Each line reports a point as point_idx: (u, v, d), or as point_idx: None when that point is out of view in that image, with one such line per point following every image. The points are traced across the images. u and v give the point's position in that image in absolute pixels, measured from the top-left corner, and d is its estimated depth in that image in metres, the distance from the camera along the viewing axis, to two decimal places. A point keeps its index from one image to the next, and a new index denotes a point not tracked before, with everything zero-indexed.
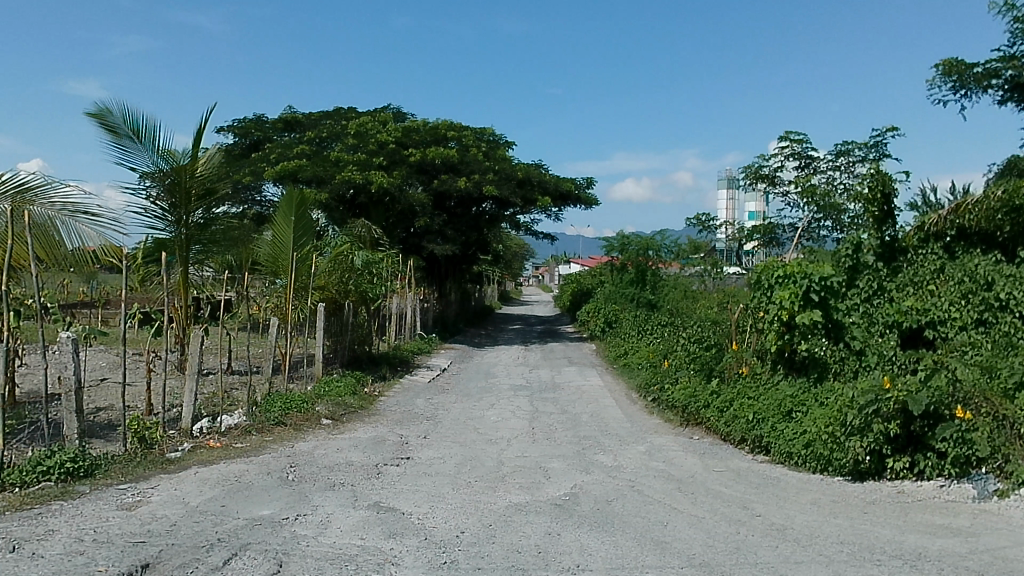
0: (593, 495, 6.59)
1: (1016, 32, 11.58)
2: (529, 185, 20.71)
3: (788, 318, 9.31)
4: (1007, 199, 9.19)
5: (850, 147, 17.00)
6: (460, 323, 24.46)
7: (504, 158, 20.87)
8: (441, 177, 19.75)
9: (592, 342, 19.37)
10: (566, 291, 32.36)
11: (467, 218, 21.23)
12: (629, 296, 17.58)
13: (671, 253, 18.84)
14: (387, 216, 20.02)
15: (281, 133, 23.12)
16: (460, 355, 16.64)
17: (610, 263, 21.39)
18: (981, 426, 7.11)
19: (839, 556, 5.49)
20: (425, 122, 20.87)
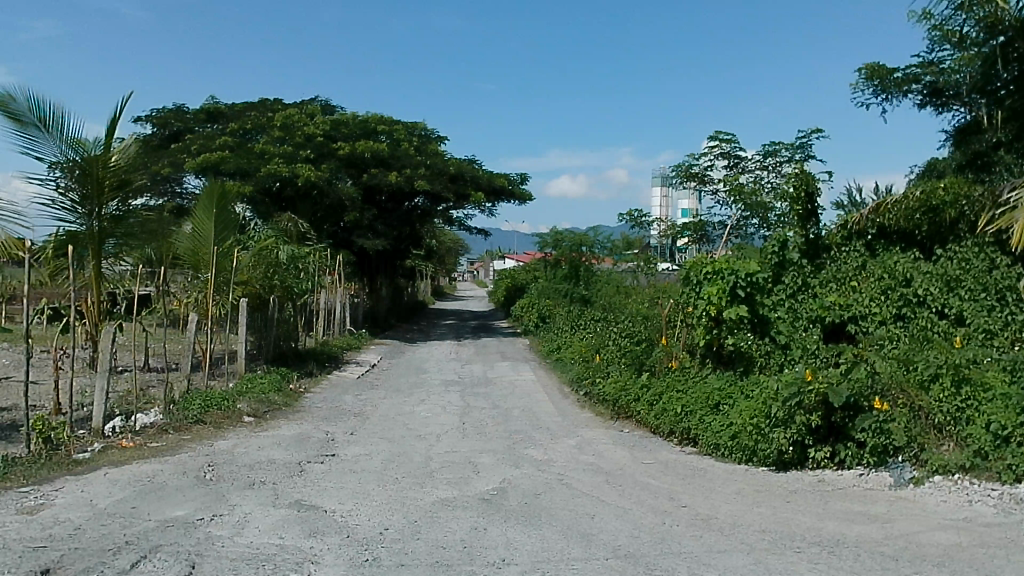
0: (521, 489, 6.63)
1: (934, 39, 11.96)
2: (461, 180, 20.78)
3: (716, 313, 9.49)
4: (924, 200, 9.89)
5: (777, 147, 17.40)
6: (392, 319, 24.35)
7: (436, 153, 20.80)
8: (371, 171, 19.55)
9: (527, 336, 19.49)
10: (502, 288, 32.52)
11: (398, 213, 21.23)
12: (562, 292, 17.87)
13: (604, 248, 19.07)
14: (316, 210, 19.63)
15: (203, 124, 22.53)
16: (393, 351, 16.52)
17: (543, 259, 21.61)
18: (897, 416, 7.39)
19: (760, 544, 5.65)
20: (356, 116, 20.57)
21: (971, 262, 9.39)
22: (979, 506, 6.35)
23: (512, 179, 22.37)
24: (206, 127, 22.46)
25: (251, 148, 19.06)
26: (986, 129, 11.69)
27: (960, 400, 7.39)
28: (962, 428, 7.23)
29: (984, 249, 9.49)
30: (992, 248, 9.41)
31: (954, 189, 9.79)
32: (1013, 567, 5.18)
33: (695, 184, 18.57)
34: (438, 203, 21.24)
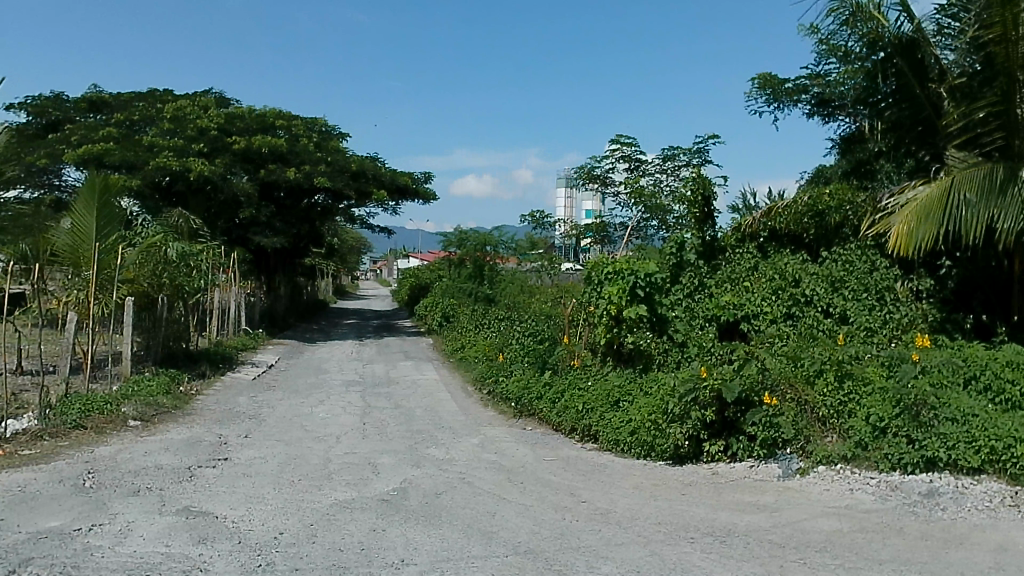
0: (422, 489, 6.60)
1: (821, 52, 12.54)
2: (363, 178, 20.55)
3: (616, 312, 9.70)
4: (812, 204, 10.51)
5: (676, 151, 17.94)
6: (291, 318, 23.79)
7: (336, 150, 20.46)
8: (268, 167, 19.02)
9: (430, 336, 19.43)
10: (406, 287, 32.28)
11: (297, 210, 20.75)
12: (466, 291, 18.13)
13: (508, 248, 19.48)
14: (209, 206, 19.13)
15: (85, 114, 21.38)
16: (291, 351, 16.13)
17: (447, 258, 21.68)
18: (785, 410, 7.75)
19: (657, 536, 5.83)
20: (253, 110, 19.96)
21: (854, 263, 10.01)
22: (859, 493, 6.73)
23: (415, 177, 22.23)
24: (89, 117, 21.32)
25: (140, 141, 18.23)
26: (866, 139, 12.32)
27: (843, 394, 7.80)
28: (845, 420, 7.62)
29: (866, 251, 10.08)
30: (873, 249, 10.01)
31: (839, 194, 10.42)
32: (888, 550, 5.52)
33: (597, 185, 18.95)
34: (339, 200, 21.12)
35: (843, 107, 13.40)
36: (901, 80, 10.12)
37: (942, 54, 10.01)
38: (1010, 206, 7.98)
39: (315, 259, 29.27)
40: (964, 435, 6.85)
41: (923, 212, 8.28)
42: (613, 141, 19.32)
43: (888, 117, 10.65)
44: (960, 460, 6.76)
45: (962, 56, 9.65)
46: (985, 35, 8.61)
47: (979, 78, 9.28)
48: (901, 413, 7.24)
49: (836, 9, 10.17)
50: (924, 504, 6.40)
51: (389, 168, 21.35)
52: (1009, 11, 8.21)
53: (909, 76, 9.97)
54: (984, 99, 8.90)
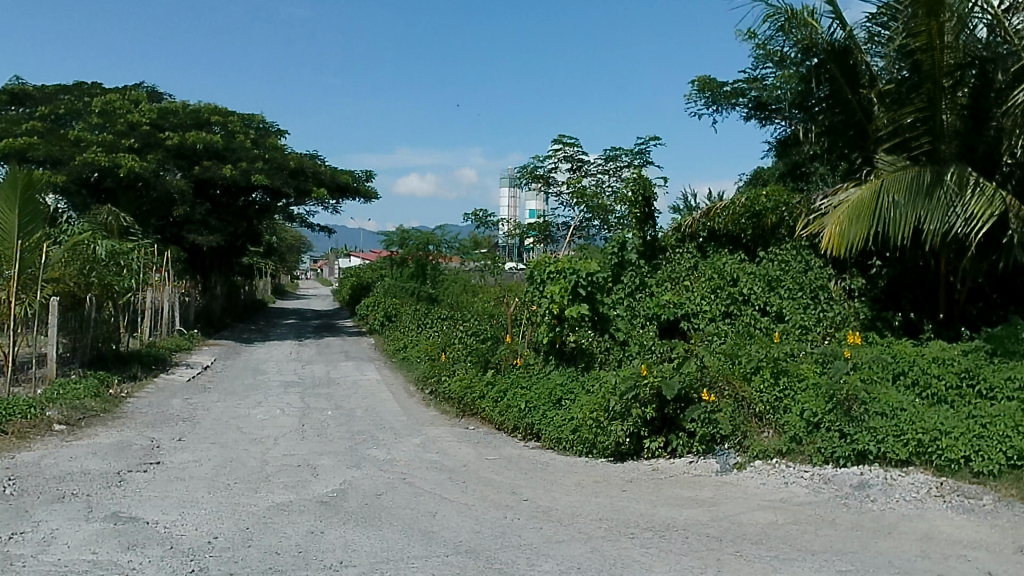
0: (362, 491, 6.54)
1: (757, 56, 12.81)
2: (302, 176, 20.30)
3: (558, 311, 9.73)
4: (749, 206, 10.73)
5: (617, 152, 18.16)
6: (228, 319, 23.27)
7: (274, 147, 20.15)
8: (203, 163, 18.58)
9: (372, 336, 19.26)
10: (347, 286, 31.91)
11: (233, 208, 20.30)
12: (408, 291, 18.08)
13: (451, 248, 19.51)
14: (141, 203, 18.50)
15: (7, 107, 20.57)
16: (227, 352, 15.83)
17: (389, 257, 21.49)
18: (723, 407, 7.92)
19: (597, 532, 5.89)
20: (187, 105, 19.45)
21: (790, 262, 10.31)
22: (793, 487, 6.92)
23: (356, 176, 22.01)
24: (11, 110, 20.51)
25: (69, 136, 17.63)
26: (800, 142, 12.57)
27: (778, 390, 8.01)
28: (780, 415, 7.81)
29: (801, 251, 10.42)
30: (807, 250, 10.36)
31: (774, 197, 10.72)
32: (820, 541, 5.69)
33: (540, 185, 19.07)
34: (278, 199, 20.78)
35: (779, 110, 13.69)
36: (834, 85, 10.45)
37: (873, 61, 10.34)
38: (935, 209, 8.33)
39: (253, 258, 28.65)
40: (893, 430, 7.15)
41: (854, 213, 8.52)
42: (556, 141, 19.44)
43: (822, 120, 10.95)
44: (890, 453, 7.03)
45: (891, 64, 10.00)
46: (911, 43, 8.92)
47: (906, 85, 9.51)
48: (834, 408, 7.48)
49: (772, 15, 10.46)
50: (855, 495, 6.61)
51: (329, 167, 21.16)
52: (935, 22, 8.58)
53: (841, 81, 10.33)
54: (911, 105, 9.24)
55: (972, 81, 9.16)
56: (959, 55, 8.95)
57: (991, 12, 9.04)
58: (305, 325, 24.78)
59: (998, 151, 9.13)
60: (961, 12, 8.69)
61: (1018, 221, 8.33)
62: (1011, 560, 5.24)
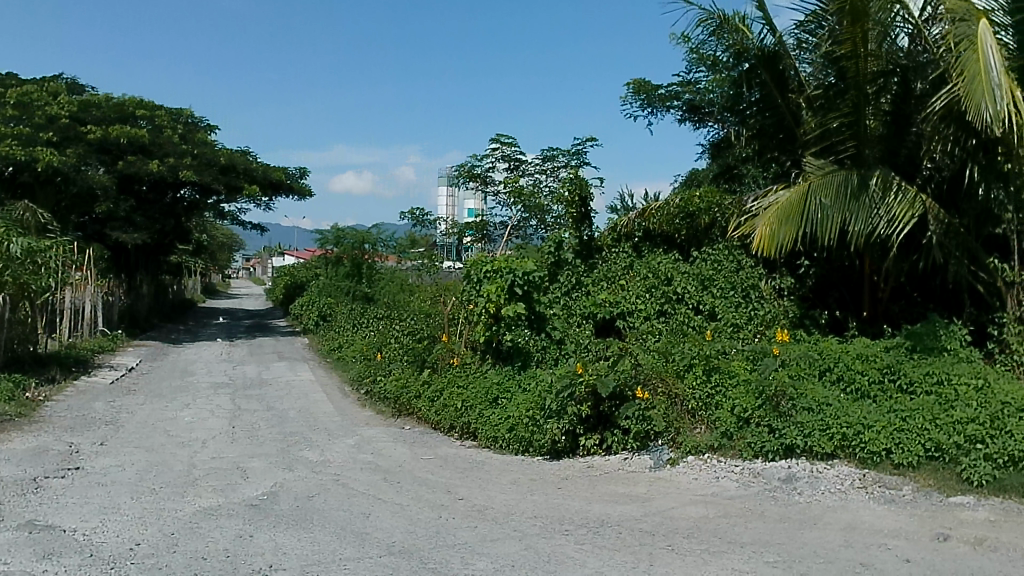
0: (294, 493, 6.45)
1: (691, 61, 13.10)
2: (233, 172, 19.89)
3: (495, 310, 9.77)
4: (683, 206, 10.99)
5: (554, 152, 18.32)
6: (154, 319, 22.54)
7: (203, 142, 19.66)
8: (128, 158, 17.98)
9: (306, 335, 18.94)
10: (280, 285, 31.32)
11: (159, 205, 19.81)
12: (343, 289, 17.87)
13: (387, 247, 19.41)
14: (59, 199, 17.83)
15: None
16: (152, 353, 15.34)
17: (323, 256, 21.25)
18: (657, 403, 8.05)
19: (532, 530, 5.94)
20: (110, 98, 18.80)
21: (722, 262, 10.52)
22: (724, 481, 7.10)
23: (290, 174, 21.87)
24: None
25: None
26: (732, 145, 12.85)
27: (710, 386, 8.17)
28: (712, 412, 7.98)
29: (732, 251, 10.62)
30: (738, 249, 10.58)
31: (708, 198, 10.94)
32: (749, 533, 5.85)
33: (477, 184, 19.09)
34: (207, 195, 20.20)
35: (711, 114, 13.99)
36: (764, 90, 10.65)
37: (801, 67, 10.72)
38: (860, 211, 8.65)
39: (182, 256, 27.85)
40: (819, 424, 7.36)
41: (783, 215, 8.77)
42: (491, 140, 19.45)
43: (751, 124, 11.05)
44: (816, 446, 7.25)
45: (818, 70, 10.32)
46: (836, 50, 9.34)
47: (832, 90, 9.79)
48: (763, 404, 7.68)
49: (705, 20, 10.75)
50: (783, 488, 6.82)
51: (262, 164, 20.82)
52: (860, 28, 9.00)
53: (771, 86, 10.53)
54: (837, 110, 9.59)
55: (894, 88, 9.44)
56: (882, 62, 9.31)
57: (912, 21, 9.41)
58: (237, 324, 24.19)
59: (919, 154, 9.40)
60: (884, 22, 9.06)
61: (937, 223, 8.70)
62: (928, 547, 5.48)
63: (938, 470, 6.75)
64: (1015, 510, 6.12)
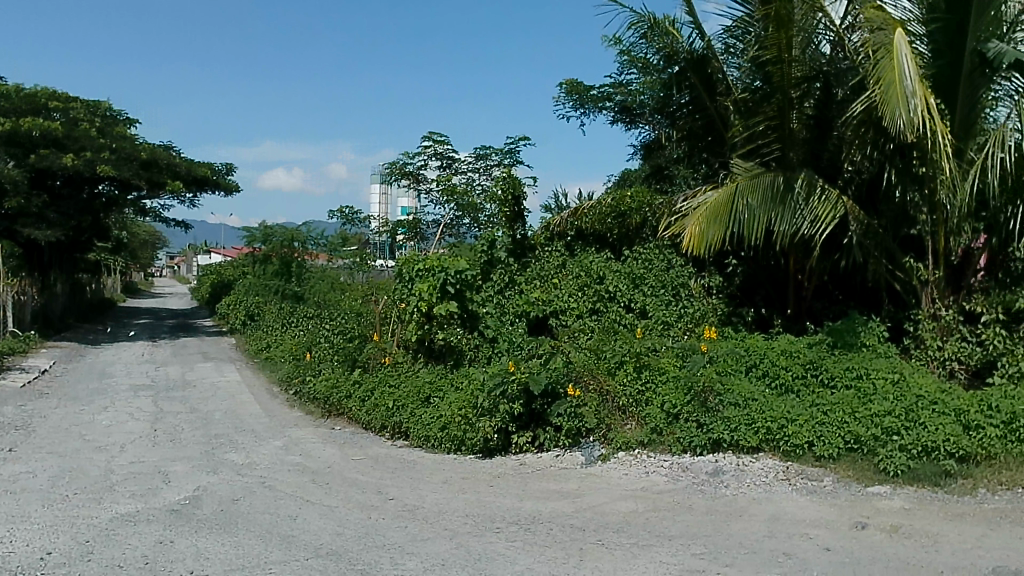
0: (218, 496, 6.31)
1: (621, 62, 13.33)
2: (155, 167, 19.28)
3: (427, 309, 9.80)
4: (614, 206, 11.14)
5: (487, 150, 18.38)
6: (71, 319, 21.70)
7: (123, 136, 19.00)
8: (41, 152, 17.24)
9: (233, 335, 18.50)
10: (206, 284, 30.49)
11: (76, 201, 19.06)
12: (272, 288, 17.52)
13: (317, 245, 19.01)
14: None
15: None
16: (68, 355, 14.75)
17: (252, 254, 20.84)
18: (588, 400, 8.14)
19: (463, 528, 5.95)
20: (21, 90, 18.00)
21: (653, 261, 10.68)
22: (654, 476, 7.25)
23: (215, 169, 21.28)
24: None
25: None
26: (662, 146, 13.11)
27: (641, 383, 8.33)
28: (642, 408, 8.13)
29: (663, 250, 10.80)
30: (669, 249, 10.78)
31: (639, 198, 11.11)
32: (677, 526, 5.99)
33: (410, 182, 19.04)
34: (127, 190, 19.47)
35: (642, 115, 14.19)
36: (693, 92, 10.99)
37: (729, 71, 10.82)
38: (785, 211, 8.93)
39: (101, 254, 26.87)
40: (745, 418, 7.54)
41: (711, 214, 8.96)
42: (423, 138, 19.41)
43: (681, 125, 11.45)
44: (742, 440, 7.45)
45: (744, 74, 10.47)
46: (762, 55, 9.57)
47: (759, 93, 10.07)
48: (691, 399, 7.87)
49: (636, 23, 10.91)
50: (710, 482, 7.00)
51: (186, 159, 20.26)
52: (784, 35, 9.24)
53: (700, 89, 10.87)
54: (763, 114, 9.88)
55: (816, 93, 9.81)
56: (805, 67, 9.61)
57: (833, 29, 9.76)
58: (160, 324, 23.46)
59: (839, 157, 9.87)
60: (807, 29, 9.38)
61: (857, 223, 9.03)
62: (847, 536, 5.71)
63: (857, 460, 7.02)
64: (928, 498, 6.43)
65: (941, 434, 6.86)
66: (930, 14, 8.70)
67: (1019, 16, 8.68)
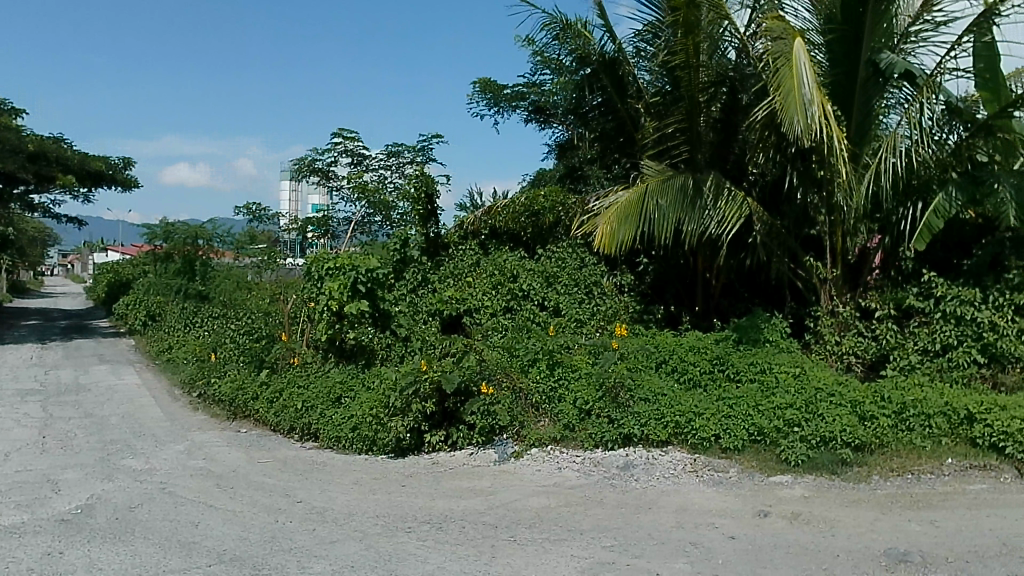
0: (113, 504, 6.06)
1: (534, 63, 13.46)
2: (44, 160, 18.30)
3: (337, 308, 9.66)
4: (528, 205, 11.23)
5: (400, 148, 18.19)
6: None
7: (9, 127, 17.95)
8: None
9: (133, 336, 17.76)
10: (102, 284, 29.08)
11: None
12: (174, 288, 16.92)
13: (224, 243, 18.40)
14: None
15: None
16: None
17: (152, 252, 19.98)
18: (501, 398, 8.16)
19: (374, 529, 5.89)
20: None
21: (566, 260, 10.82)
22: (566, 471, 7.35)
23: (111, 164, 20.28)
24: None
25: None
26: (576, 146, 13.31)
27: (553, 380, 8.41)
28: (555, 405, 8.22)
29: (576, 249, 10.93)
30: (581, 248, 10.92)
31: (552, 197, 11.22)
32: (588, 520, 6.10)
33: (320, 179, 18.71)
34: (12, 184, 18.61)
35: (555, 116, 14.35)
36: (605, 93, 11.13)
37: (640, 74, 11.07)
38: (692, 211, 9.23)
39: None
40: (655, 413, 7.76)
41: (622, 214, 9.15)
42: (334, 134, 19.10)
43: (594, 127, 11.61)
44: (651, 434, 7.63)
45: (654, 78, 10.74)
46: (671, 59, 9.84)
47: (668, 98, 10.34)
48: (602, 396, 8.00)
49: (548, 24, 11.01)
50: (621, 476, 7.16)
51: (80, 152, 19.31)
52: (692, 41, 9.51)
53: (611, 90, 10.99)
54: (672, 117, 10.17)
55: (722, 97, 10.15)
56: (713, 73, 9.93)
57: (738, 37, 9.84)
58: (52, 326, 22.26)
59: (744, 160, 10.24)
60: (713, 36, 9.65)
61: (760, 223, 9.39)
62: (751, 524, 5.93)
63: (760, 451, 7.31)
64: (826, 486, 6.75)
65: (838, 425, 7.20)
66: (828, 25, 9.13)
67: (909, 28, 9.17)
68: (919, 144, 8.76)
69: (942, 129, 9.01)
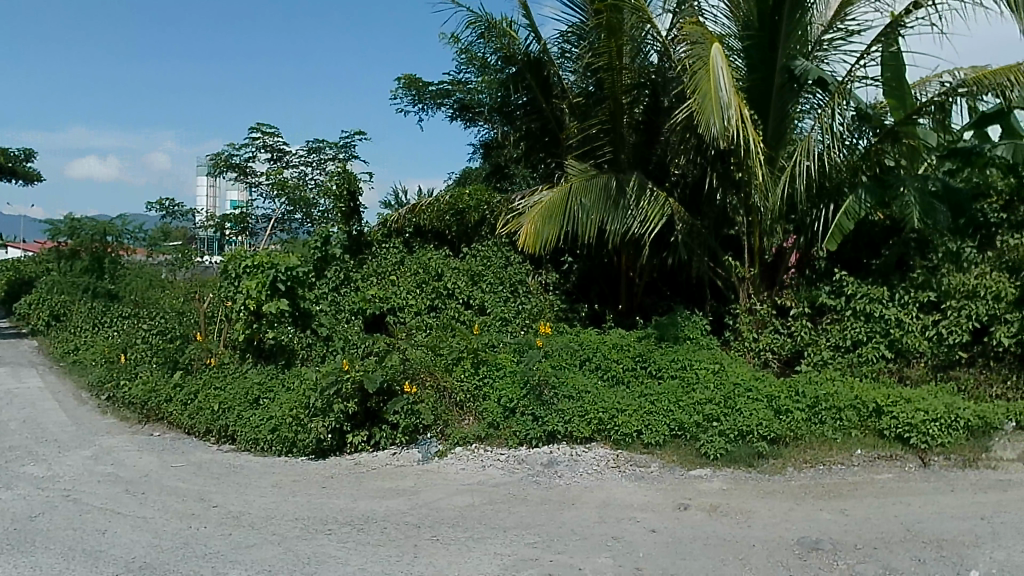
0: (12, 514, 5.78)
1: (459, 61, 13.45)
2: None
3: (255, 307, 9.48)
4: (452, 203, 11.25)
5: (321, 144, 17.92)
6: None
7: None
8: None
9: (36, 338, 16.88)
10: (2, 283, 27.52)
11: None
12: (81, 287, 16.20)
13: (135, 239, 17.55)
14: None
15: None
16: None
17: (56, 250, 19.03)
18: (425, 398, 8.12)
19: (292, 532, 5.78)
20: None
21: (491, 258, 10.83)
22: (490, 469, 7.38)
23: (11, 156, 19.24)
24: None
25: None
26: (501, 145, 13.35)
27: (478, 378, 8.41)
28: (479, 403, 8.22)
29: (501, 248, 10.96)
30: (507, 247, 10.96)
31: (477, 195, 11.27)
32: (512, 518, 6.13)
33: (237, 174, 18.22)
34: None
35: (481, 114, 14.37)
36: (530, 93, 11.21)
37: (564, 75, 11.17)
38: (615, 211, 9.37)
39: None
40: (579, 410, 7.86)
41: (546, 213, 9.22)
42: (252, 129, 18.67)
43: (519, 126, 11.67)
44: (575, 431, 7.73)
45: (579, 79, 10.87)
46: (595, 61, 9.99)
47: (592, 98, 10.50)
48: (527, 393, 8.09)
49: (473, 22, 11.01)
50: (545, 473, 7.22)
51: None
52: (615, 43, 9.67)
53: (536, 90, 11.11)
54: (596, 117, 10.30)
55: (645, 99, 10.29)
56: (635, 75, 10.11)
57: (660, 41, 9.94)
58: None
59: (666, 160, 10.32)
60: (636, 39, 9.83)
61: (681, 223, 9.64)
62: (671, 517, 6.08)
63: (680, 446, 7.49)
64: (743, 478, 6.97)
65: (754, 419, 7.46)
66: (745, 31, 9.39)
67: (821, 36, 9.52)
68: (831, 148, 9.10)
69: (853, 135, 9.34)
